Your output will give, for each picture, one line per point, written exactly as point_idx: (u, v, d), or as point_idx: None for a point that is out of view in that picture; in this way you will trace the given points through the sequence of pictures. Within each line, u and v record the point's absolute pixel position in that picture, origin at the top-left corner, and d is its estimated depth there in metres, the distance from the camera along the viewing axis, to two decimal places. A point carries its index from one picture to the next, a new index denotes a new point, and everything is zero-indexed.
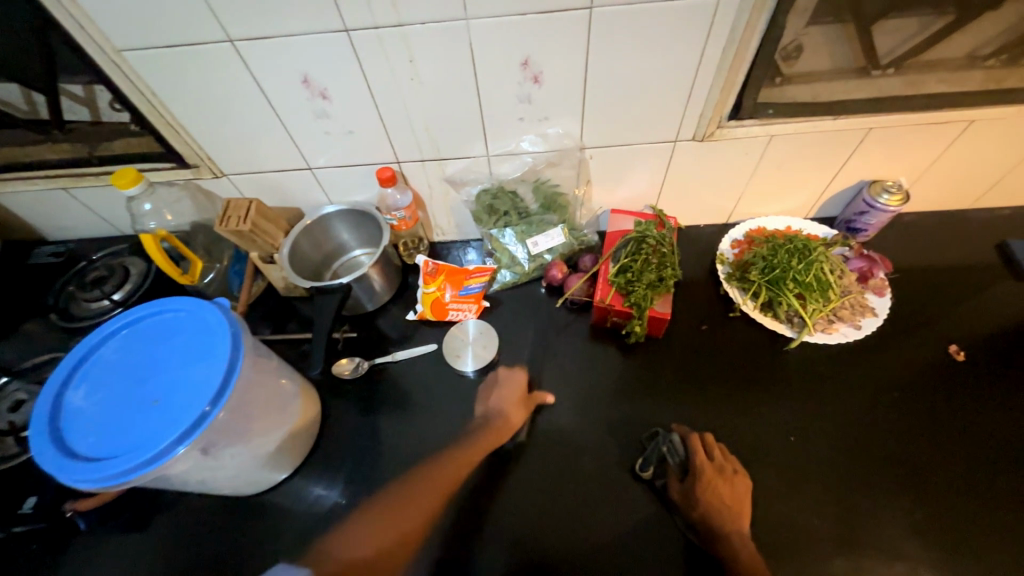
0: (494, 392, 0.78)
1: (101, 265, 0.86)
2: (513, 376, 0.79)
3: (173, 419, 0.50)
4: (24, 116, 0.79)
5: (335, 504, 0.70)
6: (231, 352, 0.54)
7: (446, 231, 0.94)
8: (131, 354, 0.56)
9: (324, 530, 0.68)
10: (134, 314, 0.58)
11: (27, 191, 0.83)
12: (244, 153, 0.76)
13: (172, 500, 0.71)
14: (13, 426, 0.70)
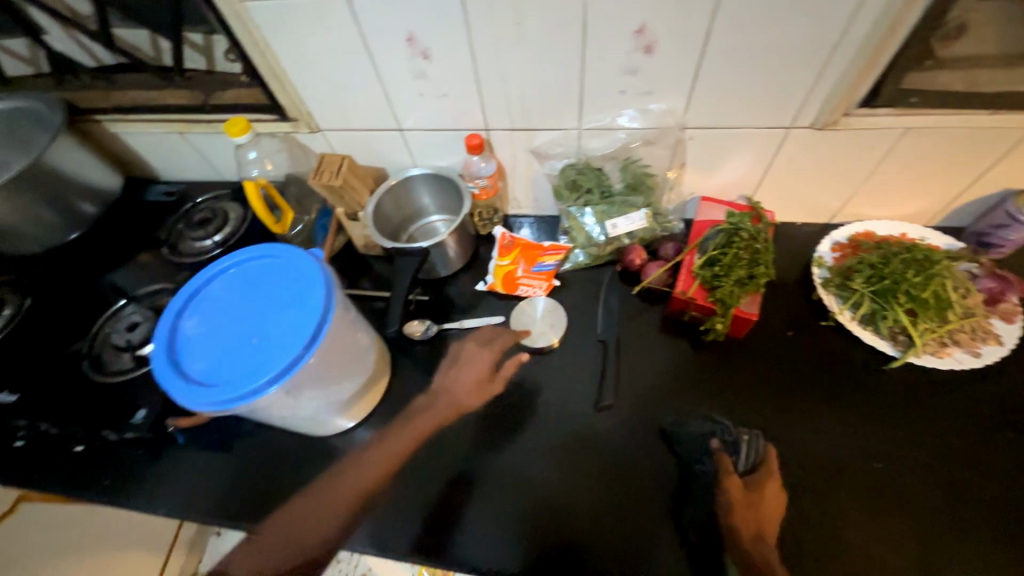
0: (462, 364, 0.80)
1: (206, 208, 0.93)
2: (487, 346, 0.81)
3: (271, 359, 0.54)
4: (150, 60, 0.87)
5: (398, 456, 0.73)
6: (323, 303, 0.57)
7: (522, 204, 0.93)
8: (235, 292, 0.60)
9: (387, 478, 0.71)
10: (240, 255, 0.62)
11: (148, 133, 0.90)
12: (341, 110, 0.78)
13: (255, 429, 0.77)
14: (130, 344, 0.77)
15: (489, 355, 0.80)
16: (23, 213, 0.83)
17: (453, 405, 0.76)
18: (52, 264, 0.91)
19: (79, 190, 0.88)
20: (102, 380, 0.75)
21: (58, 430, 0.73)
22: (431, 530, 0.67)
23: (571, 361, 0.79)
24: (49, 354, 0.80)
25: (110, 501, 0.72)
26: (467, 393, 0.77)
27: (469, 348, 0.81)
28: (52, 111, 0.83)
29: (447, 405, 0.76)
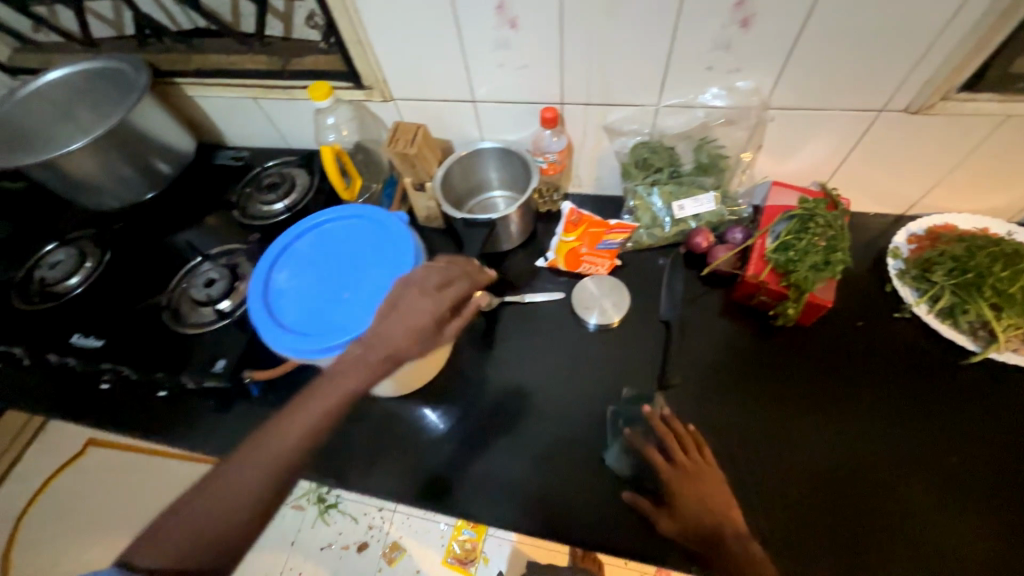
0: (397, 315, 0.53)
1: (274, 172, 0.96)
2: (432, 290, 0.55)
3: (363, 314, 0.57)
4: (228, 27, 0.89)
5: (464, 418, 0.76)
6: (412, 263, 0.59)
7: (584, 182, 0.92)
8: (322, 249, 0.62)
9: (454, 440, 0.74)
10: (330, 212, 0.64)
11: (223, 98, 0.92)
12: (418, 79, 0.78)
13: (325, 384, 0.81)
14: (208, 300, 0.80)
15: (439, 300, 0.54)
16: (108, 170, 0.87)
17: (386, 363, 0.52)
18: (129, 220, 0.96)
19: (156, 150, 0.92)
20: (184, 331, 0.79)
21: (140, 376, 0.77)
22: (493, 493, 0.70)
23: (632, 340, 0.80)
24: (129, 305, 0.84)
25: (187, 446, 0.76)
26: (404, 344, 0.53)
27: (410, 283, 0.56)
28: (137, 73, 0.85)
29: (376, 367, 0.52)
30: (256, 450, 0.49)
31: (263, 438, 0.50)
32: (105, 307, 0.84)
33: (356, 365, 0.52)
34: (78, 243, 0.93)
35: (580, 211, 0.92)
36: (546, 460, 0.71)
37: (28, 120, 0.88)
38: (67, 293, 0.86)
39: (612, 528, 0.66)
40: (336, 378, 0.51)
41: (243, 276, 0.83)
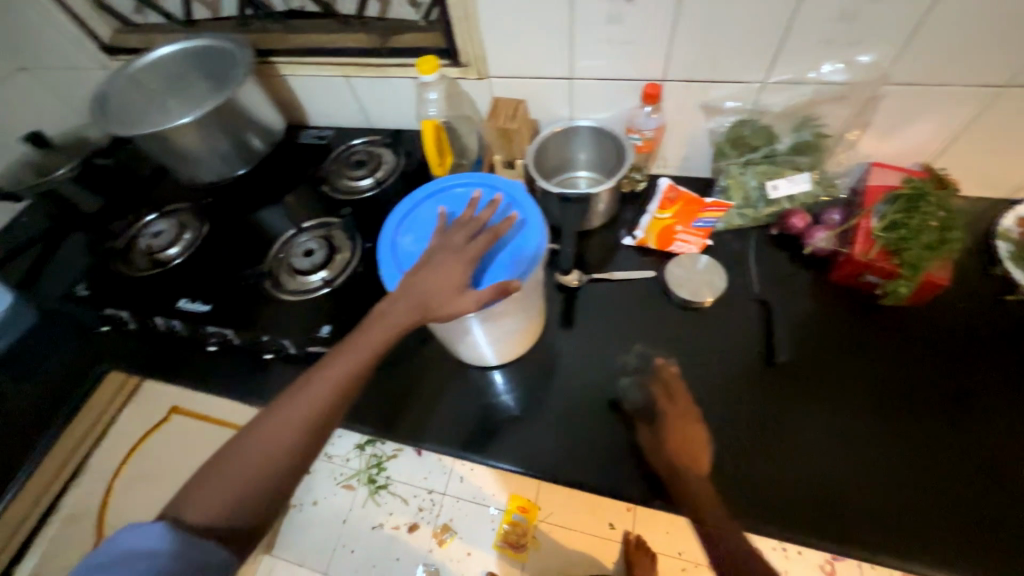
0: (425, 273, 0.54)
1: (362, 150, 0.99)
2: (460, 251, 0.55)
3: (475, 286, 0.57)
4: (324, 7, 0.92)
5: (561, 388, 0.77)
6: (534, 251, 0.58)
7: (670, 163, 0.92)
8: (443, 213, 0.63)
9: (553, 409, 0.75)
10: (456, 179, 0.66)
11: (315, 76, 0.95)
12: (518, 55, 0.79)
13: (421, 351, 0.84)
14: (305, 269, 0.83)
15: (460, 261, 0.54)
16: (209, 143, 0.91)
17: (417, 311, 0.53)
18: (223, 194, 1.01)
19: (252, 127, 0.95)
20: (285, 299, 0.82)
21: (248, 340, 0.81)
22: (602, 457, 0.71)
23: (726, 318, 0.80)
24: (229, 273, 0.87)
25: None
26: (436, 294, 0.53)
27: (439, 244, 0.56)
28: (239, 50, 0.88)
29: (407, 315, 0.52)
30: (291, 401, 0.51)
31: (303, 388, 0.51)
32: (205, 275, 0.87)
33: (383, 324, 0.53)
34: (174, 215, 0.97)
35: (677, 188, 0.90)
36: (645, 435, 0.71)
37: (121, 95, 0.89)
38: (168, 263, 0.90)
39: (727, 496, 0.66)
40: (354, 343, 0.53)
41: (339, 246, 0.85)
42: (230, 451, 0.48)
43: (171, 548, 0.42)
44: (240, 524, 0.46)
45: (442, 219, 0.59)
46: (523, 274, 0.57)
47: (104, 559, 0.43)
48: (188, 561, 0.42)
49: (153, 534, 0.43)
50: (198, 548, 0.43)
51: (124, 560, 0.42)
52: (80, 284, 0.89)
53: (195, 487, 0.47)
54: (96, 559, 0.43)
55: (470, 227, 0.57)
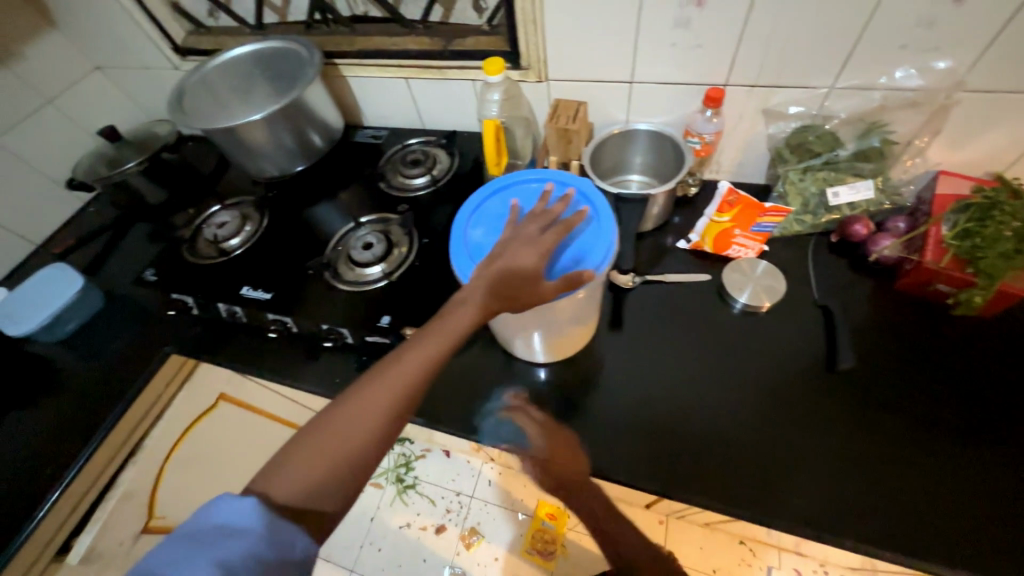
0: (501, 261, 0.55)
1: (418, 150, 1.01)
2: (534, 241, 0.56)
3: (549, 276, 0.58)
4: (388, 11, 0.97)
5: (616, 387, 0.77)
6: (607, 243, 0.59)
7: (724, 168, 0.92)
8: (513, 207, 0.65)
9: (609, 407, 0.75)
10: (527, 175, 0.67)
11: (377, 78, 0.98)
12: (581, 58, 0.81)
13: (473, 345, 0.85)
14: (362, 262, 0.85)
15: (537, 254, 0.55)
16: (275, 139, 0.95)
17: (495, 299, 0.54)
18: (283, 188, 1.05)
19: (315, 124, 0.98)
20: (342, 289, 0.84)
21: (310, 327, 0.84)
22: (662, 461, 0.70)
23: (783, 324, 0.79)
24: (290, 263, 0.90)
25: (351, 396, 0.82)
26: (509, 284, 0.54)
27: (512, 233, 0.58)
28: (309, 53, 0.92)
29: (487, 302, 0.54)
30: (379, 376, 0.52)
31: (391, 364, 0.53)
32: (267, 264, 0.91)
33: (466, 307, 0.54)
34: (239, 208, 1.02)
35: (737, 190, 0.87)
36: (678, 446, 0.71)
37: (197, 91, 0.93)
38: (228, 252, 0.93)
39: (792, 505, 0.65)
40: (431, 332, 0.54)
41: (397, 241, 0.88)
42: (310, 434, 0.49)
43: (262, 528, 0.43)
44: (322, 505, 0.47)
45: (513, 211, 0.61)
46: (598, 264, 0.58)
47: (198, 529, 0.44)
48: (277, 538, 0.44)
49: (245, 511, 0.44)
50: (286, 528, 0.44)
51: (218, 533, 0.43)
52: (149, 270, 0.93)
53: (288, 453, 0.48)
54: (190, 528, 0.45)
55: (543, 218, 0.58)
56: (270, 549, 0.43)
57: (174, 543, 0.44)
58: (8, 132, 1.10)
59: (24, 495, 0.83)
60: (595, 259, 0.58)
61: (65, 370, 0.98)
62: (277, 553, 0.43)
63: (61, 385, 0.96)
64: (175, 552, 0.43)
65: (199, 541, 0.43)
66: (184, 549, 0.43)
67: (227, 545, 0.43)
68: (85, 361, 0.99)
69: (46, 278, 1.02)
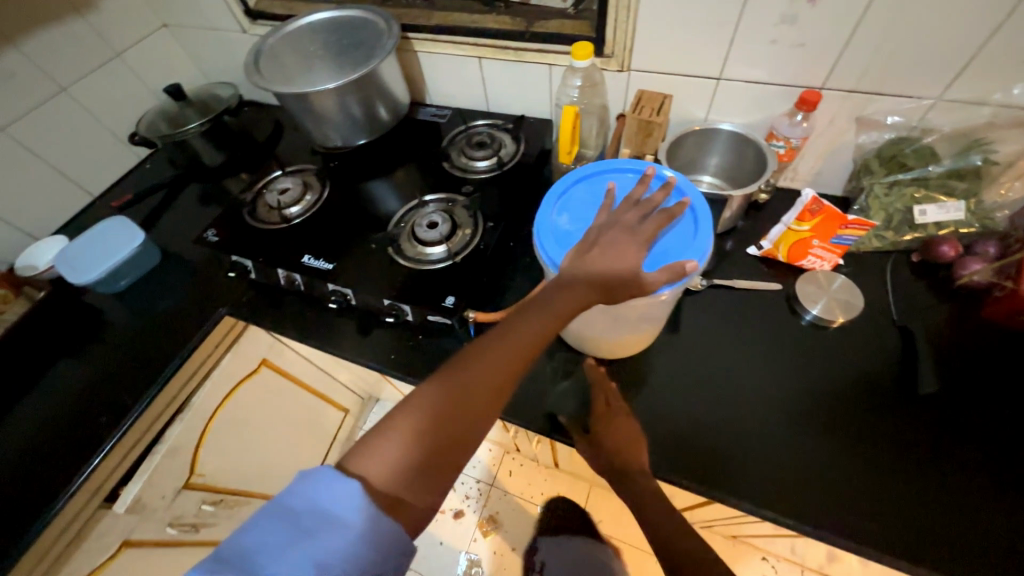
0: (599, 249, 0.56)
1: (483, 132, 1.00)
2: (634, 230, 0.57)
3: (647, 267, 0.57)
4: None
5: (680, 389, 0.76)
6: (707, 234, 0.58)
7: (803, 175, 0.89)
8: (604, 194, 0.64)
9: (671, 409, 0.74)
10: (618, 164, 0.66)
11: (448, 55, 0.97)
12: (670, 50, 0.78)
13: None
14: (426, 240, 0.84)
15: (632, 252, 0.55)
16: (344, 109, 0.94)
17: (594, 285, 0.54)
18: (344, 159, 1.04)
19: (384, 98, 0.97)
20: (404, 264, 0.83)
21: (373, 303, 0.84)
22: (727, 467, 0.69)
23: (857, 340, 0.77)
24: (353, 235, 0.90)
25: (408, 373, 0.82)
26: (610, 274, 0.54)
27: (611, 218, 0.58)
28: (387, 24, 0.91)
29: (587, 291, 0.54)
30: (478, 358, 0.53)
31: (489, 347, 0.53)
32: (330, 235, 0.90)
33: (566, 296, 0.54)
34: (301, 176, 1.02)
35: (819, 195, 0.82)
36: (752, 452, 0.69)
37: (273, 54, 0.92)
38: (289, 220, 0.93)
39: (864, 527, 0.63)
40: (530, 319, 0.54)
41: (461, 223, 0.86)
42: (404, 417, 0.49)
43: (363, 526, 0.43)
44: (417, 495, 0.47)
45: (608, 195, 0.60)
46: (700, 255, 0.57)
47: (300, 510, 0.44)
48: (372, 540, 0.43)
49: (351, 504, 0.43)
50: (386, 528, 0.44)
51: (322, 520, 0.43)
52: (211, 230, 0.93)
53: (385, 428, 0.49)
54: (289, 507, 0.44)
55: (644, 206, 0.58)
56: (368, 553, 0.43)
57: (276, 517, 0.44)
58: (77, 83, 1.11)
59: (81, 441, 0.85)
60: (696, 249, 0.57)
61: (121, 323, 1.00)
62: (374, 556, 0.43)
63: (117, 338, 0.98)
64: (279, 532, 0.43)
65: (302, 525, 0.43)
66: (288, 531, 0.43)
67: (330, 538, 0.42)
68: (141, 316, 1.00)
69: (108, 230, 1.03)
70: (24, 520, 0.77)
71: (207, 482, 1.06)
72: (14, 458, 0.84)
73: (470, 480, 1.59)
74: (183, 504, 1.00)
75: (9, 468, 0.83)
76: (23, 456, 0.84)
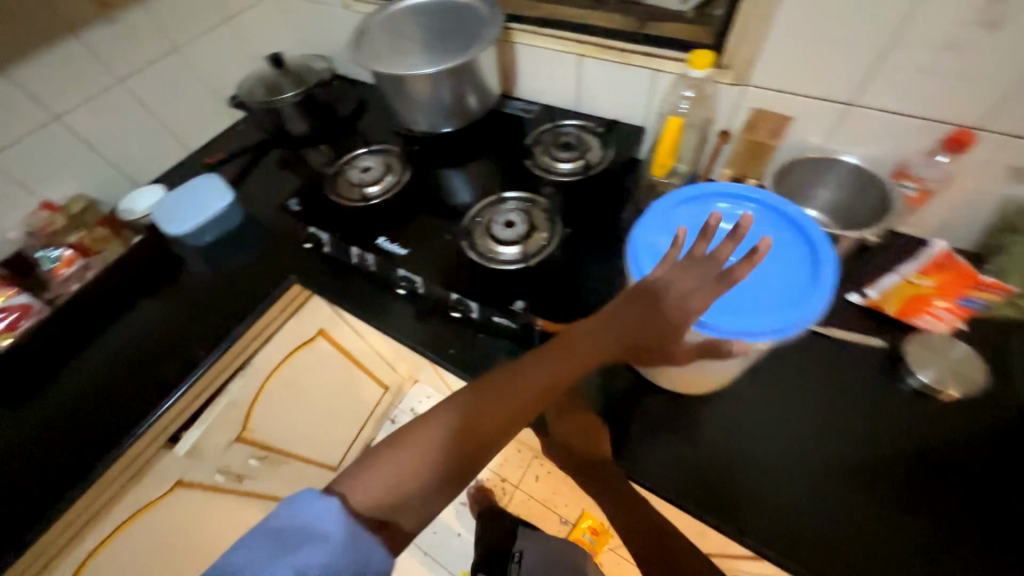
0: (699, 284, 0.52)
1: (571, 134, 0.97)
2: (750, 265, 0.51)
3: (717, 321, 0.52)
4: None
5: (752, 439, 0.70)
6: (827, 277, 0.53)
7: (928, 223, 0.79)
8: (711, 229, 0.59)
9: (741, 460, 0.68)
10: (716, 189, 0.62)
11: (547, 49, 0.93)
12: (799, 67, 0.71)
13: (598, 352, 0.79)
14: (501, 237, 0.82)
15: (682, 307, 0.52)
16: (435, 94, 0.93)
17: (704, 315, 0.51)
18: (426, 144, 1.04)
19: (476, 86, 0.95)
20: (474, 258, 0.82)
21: (439, 294, 0.83)
22: (800, 536, 0.62)
23: (968, 419, 0.68)
24: (428, 224, 0.89)
25: (464, 371, 0.81)
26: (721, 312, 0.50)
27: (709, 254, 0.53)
28: (491, 12, 0.89)
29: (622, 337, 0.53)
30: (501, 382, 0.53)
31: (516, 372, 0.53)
32: (405, 219, 0.90)
33: (599, 333, 0.54)
34: (384, 156, 1.02)
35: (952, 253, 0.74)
36: (830, 524, 0.62)
37: (375, 31, 0.92)
38: (368, 199, 0.94)
39: None
40: (561, 349, 0.54)
41: (537, 225, 0.84)
42: (414, 434, 0.49)
43: (346, 540, 0.42)
44: (406, 519, 0.46)
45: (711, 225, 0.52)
46: (819, 303, 0.51)
47: (282, 527, 0.43)
48: (354, 556, 0.42)
49: (333, 520, 0.43)
50: (367, 544, 0.43)
51: (303, 536, 0.42)
52: (293, 199, 0.96)
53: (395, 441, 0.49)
54: (273, 522, 0.44)
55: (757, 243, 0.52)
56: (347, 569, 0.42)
57: (258, 534, 0.43)
58: (190, 42, 1.17)
59: (152, 382, 0.90)
60: (815, 295, 0.52)
61: (200, 275, 1.05)
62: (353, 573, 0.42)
63: (196, 289, 1.03)
64: (259, 546, 0.42)
65: (283, 541, 0.42)
66: (264, 552, 0.42)
67: (310, 552, 0.41)
68: (220, 272, 1.05)
69: (201, 186, 1.09)
70: (101, 448, 0.83)
71: (257, 438, 1.11)
72: (99, 388, 0.91)
73: (496, 478, 1.59)
74: (233, 455, 1.06)
75: (96, 396, 0.90)
76: (107, 390, 0.90)
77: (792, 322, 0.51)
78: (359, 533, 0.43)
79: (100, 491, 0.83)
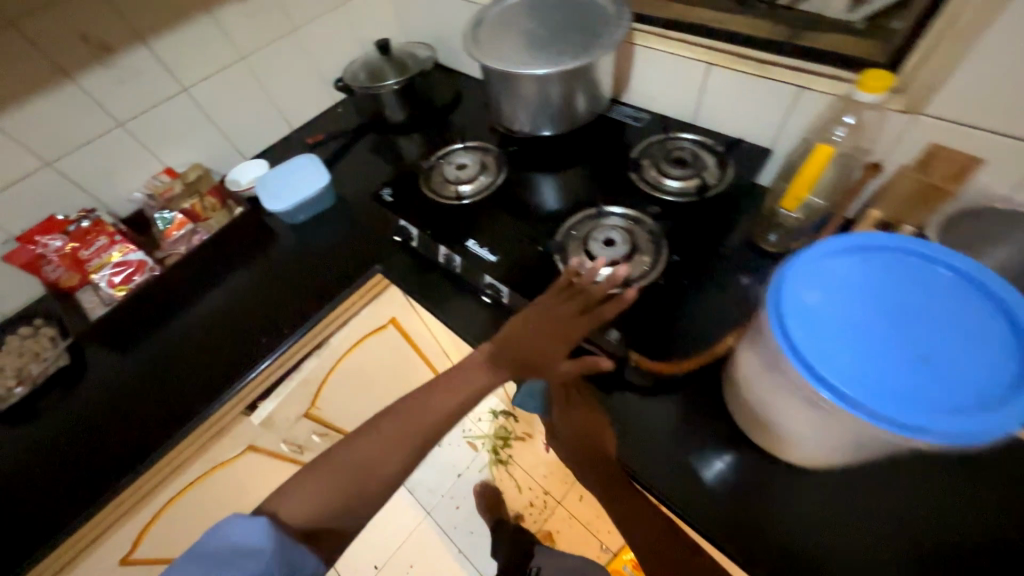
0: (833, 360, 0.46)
1: (685, 148, 0.88)
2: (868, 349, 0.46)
3: (860, 402, 0.44)
4: None
5: (856, 525, 0.63)
6: None
7: None
8: (886, 297, 0.49)
9: (841, 546, 0.61)
10: (894, 241, 0.52)
11: (673, 55, 0.85)
12: (996, 101, 0.59)
13: (691, 397, 0.73)
14: (599, 255, 0.76)
15: (546, 346, 0.70)
16: (544, 95, 0.88)
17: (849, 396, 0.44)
18: (522, 145, 1.00)
19: (587, 90, 0.89)
20: (567, 275, 0.76)
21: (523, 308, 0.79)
22: None
23: None
24: (519, 232, 0.85)
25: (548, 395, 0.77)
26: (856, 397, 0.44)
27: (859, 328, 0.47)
28: (618, 11, 0.83)
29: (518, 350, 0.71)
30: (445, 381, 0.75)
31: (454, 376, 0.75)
32: (495, 224, 0.87)
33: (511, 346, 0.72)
34: (479, 153, 1.00)
35: None
36: None
37: (491, 23, 0.89)
38: (459, 197, 0.91)
39: None
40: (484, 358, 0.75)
41: (641, 248, 0.76)
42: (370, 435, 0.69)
43: (274, 545, 0.56)
44: (335, 531, 0.61)
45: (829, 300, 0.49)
46: (1010, 415, 0.42)
47: (216, 550, 0.56)
48: (286, 556, 0.56)
49: (260, 533, 0.56)
50: (294, 549, 0.57)
51: (236, 550, 0.55)
52: (386, 189, 0.96)
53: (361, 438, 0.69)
54: (207, 547, 0.56)
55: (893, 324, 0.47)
56: (279, 566, 0.55)
57: (194, 558, 0.56)
58: (306, 23, 1.21)
59: (240, 352, 0.95)
60: (1007, 402, 0.42)
61: (289, 252, 1.09)
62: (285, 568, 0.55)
63: (285, 265, 1.07)
64: (198, 567, 0.54)
65: (217, 559, 0.55)
66: (203, 566, 0.54)
67: (244, 563, 0.54)
68: (308, 250, 1.08)
69: (301, 166, 1.12)
70: (189, 407, 0.88)
71: (324, 415, 1.15)
72: (192, 350, 0.97)
73: (540, 490, 1.56)
74: (300, 428, 1.11)
75: (190, 357, 0.96)
76: (201, 352, 0.96)
77: (959, 434, 0.42)
78: (283, 542, 0.57)
79: (184, 448, 0.88)
